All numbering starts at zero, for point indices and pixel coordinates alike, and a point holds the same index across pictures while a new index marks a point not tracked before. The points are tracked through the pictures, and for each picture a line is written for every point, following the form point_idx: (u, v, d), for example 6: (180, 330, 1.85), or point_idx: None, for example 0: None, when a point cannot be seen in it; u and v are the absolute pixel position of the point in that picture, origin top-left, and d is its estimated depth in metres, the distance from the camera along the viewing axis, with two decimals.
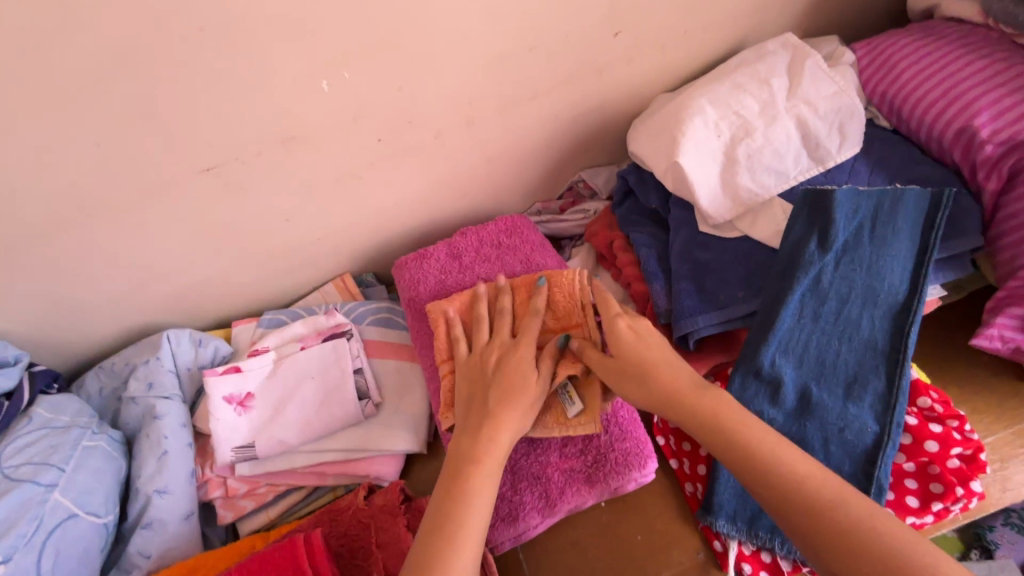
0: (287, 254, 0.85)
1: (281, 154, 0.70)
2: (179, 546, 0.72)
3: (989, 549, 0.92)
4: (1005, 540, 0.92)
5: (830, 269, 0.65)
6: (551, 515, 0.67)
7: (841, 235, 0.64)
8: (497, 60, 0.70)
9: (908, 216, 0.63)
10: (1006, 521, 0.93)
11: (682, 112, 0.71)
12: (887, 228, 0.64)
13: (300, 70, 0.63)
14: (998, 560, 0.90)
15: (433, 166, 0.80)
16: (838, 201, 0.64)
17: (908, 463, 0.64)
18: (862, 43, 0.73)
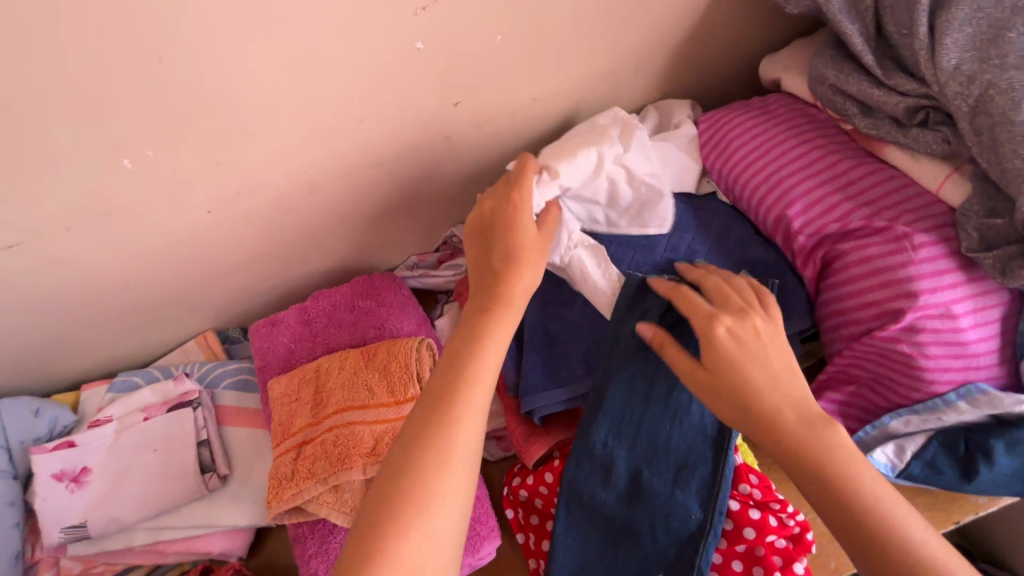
0: (133, 317, 0.81)
1: (96, 229, 0.66)
2: None
3: None
4: None
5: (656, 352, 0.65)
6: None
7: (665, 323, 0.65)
8: (327, 133, 0.67)
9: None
10: None
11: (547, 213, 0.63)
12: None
13: (94, 149, 0.58)
14: None
15: (280, 229, 0.77)
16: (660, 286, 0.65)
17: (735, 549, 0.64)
18: (705, 116, 0.73)
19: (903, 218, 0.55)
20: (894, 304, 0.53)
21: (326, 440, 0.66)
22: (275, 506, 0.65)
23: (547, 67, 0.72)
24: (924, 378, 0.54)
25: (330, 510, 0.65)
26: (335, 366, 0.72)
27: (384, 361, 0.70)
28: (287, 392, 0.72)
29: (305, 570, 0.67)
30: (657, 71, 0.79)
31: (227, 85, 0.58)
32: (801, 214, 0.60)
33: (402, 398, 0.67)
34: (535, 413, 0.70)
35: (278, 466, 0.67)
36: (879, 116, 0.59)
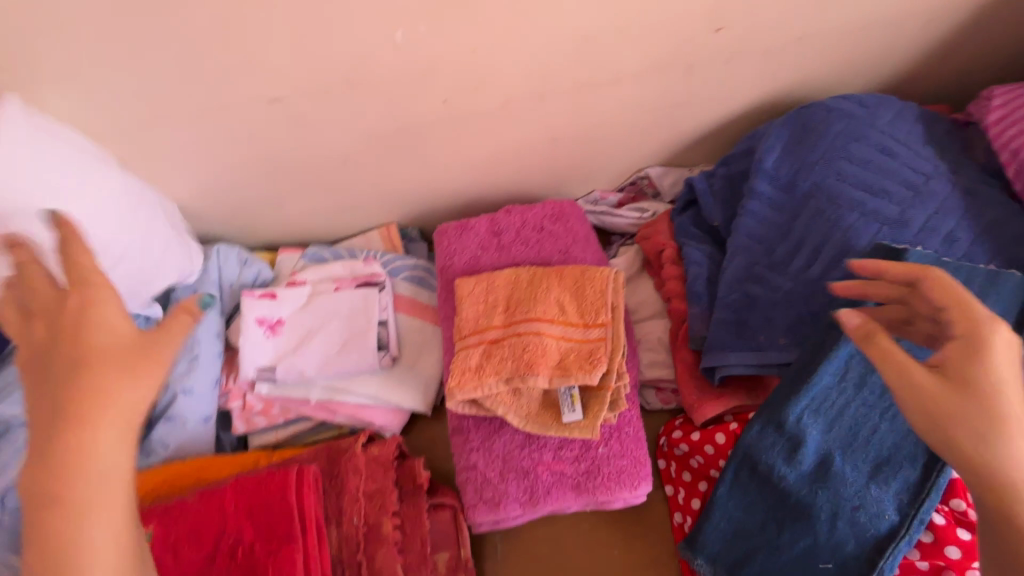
0: (338, 193, 0.86)
1: (344, 99, 0.69)
2: (194, 443, 0.79)
3: None
4: None
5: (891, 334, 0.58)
6: (523, 512, 0.66)
7: None
8: (582, 40, 0.64)
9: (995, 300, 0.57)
10: None
11: None
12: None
13: (375, 14, 0.60)
14: None
15: (495, 135, 0.77)
16: (910, 262, 0.56)
17: (923, 563, 0.58)
18: (1002, 90, 0.64)
19: None
20: None
21: (513, 343, 0.66)
22: (456, 393, 0.65)
23: (830, 4, 0.64)
24: None
25: (506, 410, 0.65)
26: (525, 280, 0.73)
27: (577, 281, 0.70)
28: (474, 293, 0.73)
29: (463, 459, 0.68)
30: (946, 30, 0.69)
31: None
32: None
33: (592, 322, 0.67)
34: (718, 372, 0.66)
35: (461, 357, 0.68)
36: None
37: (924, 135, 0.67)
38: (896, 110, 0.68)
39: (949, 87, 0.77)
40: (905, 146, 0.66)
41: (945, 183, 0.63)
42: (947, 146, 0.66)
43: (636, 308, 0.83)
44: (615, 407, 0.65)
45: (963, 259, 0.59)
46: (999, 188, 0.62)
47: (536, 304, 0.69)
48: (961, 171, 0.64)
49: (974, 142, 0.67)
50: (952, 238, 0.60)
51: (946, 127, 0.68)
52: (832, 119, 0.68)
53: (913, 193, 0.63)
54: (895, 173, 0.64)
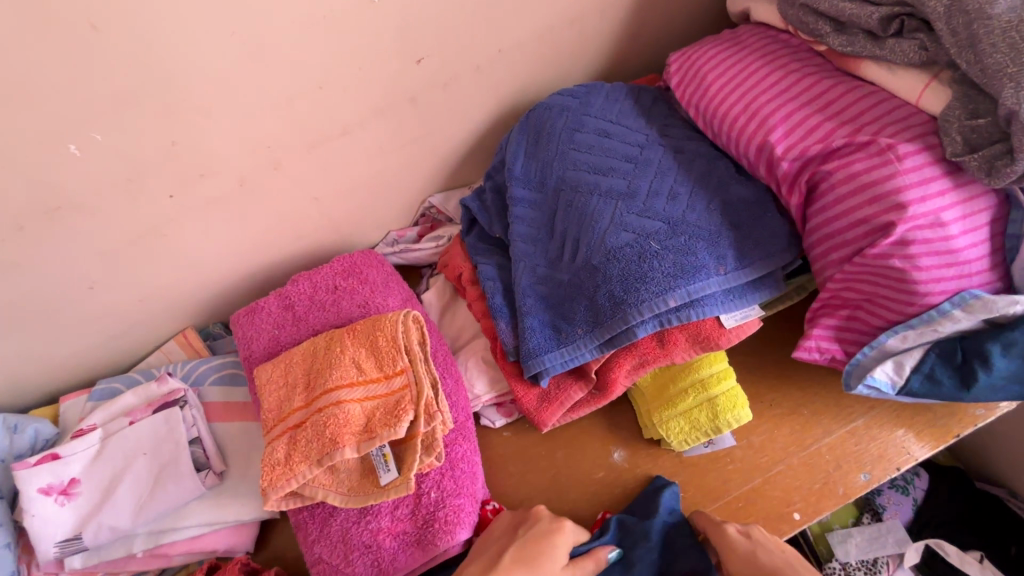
0: (105, 319, 0.77)
1: (51, 228, 0.62)
2: None
3: (878, 512, 0.94)
4: (891, 502, 0.94)
5: (650, 295, 0.63)
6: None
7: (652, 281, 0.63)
8: (287, 101, 0.64)
9: (716, 241, 0.64)
10: (891, 484, 0.96)
11: None
12: (695, 254, 0.63)
13: (36, 134, 0.54)
14: (885, 523, 0.92)
15: (250, 211, 0.73)
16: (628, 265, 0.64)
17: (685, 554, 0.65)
18: (677, 55, 0.71)
19: (887, 131, 0.54)
20: (883, 219, 0.52)
21: (316, 421, 0.63)
22: (271, 495, 0.61)
23: (511, 16, 0.69)
24: (917, 291, 0.53)
25: (326, 492, 0.63)
26: (322, 348, 0.69)
27: (370, 336, 0.67)
28: (274, 379, 0.69)
29: (309, 554, 0.65)
30: (623, 13, 0.77)
31: (174, 53, 0.55)
32: (784, 138, 0.58)
33: (392, 372, 0.65)
34: (541, 376, 0.68)
35: (272, 453, 0.63)
36: (851, 31, 0.58)
37: (633, 109, 0.74)
38: (604, 94, 0.75)
39: (654, 58, 0.87)
40: (618, 124, 0.72)
41: (656, 148, 0.70)
42: (653, 114, 0.74)
43: (457, 334, 0.83)
44: (430, 451, 0.63)
45: (688, 208, 0.66)
46: (701, 140, 0.71)
47: (334, 370, 0.66)
48: (668, 133, 0.72)
49: (673, 104, 0.75)
50: (674, 193, 0.67)
51: (651, 97, 0.76)
52: (556, 115, 0.73)
53: (634, 163, 0.69)
54: (616, 150, 0.70)
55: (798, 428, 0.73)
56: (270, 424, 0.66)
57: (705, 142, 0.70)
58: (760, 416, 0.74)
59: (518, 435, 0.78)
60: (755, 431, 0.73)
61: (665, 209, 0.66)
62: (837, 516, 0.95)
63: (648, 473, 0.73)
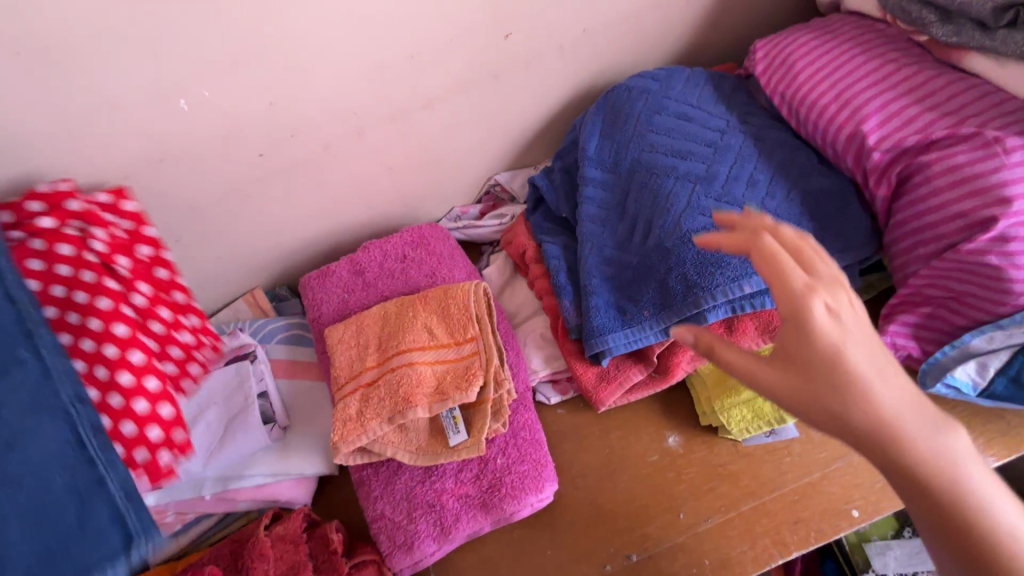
0: (185, 273, 0.81)
1: (152, 180, 0.65)
2: None
3: None
4: None
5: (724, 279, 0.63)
6: (431, 549, 0.65)
7: (727, 265, 0.63)
8: (378, 69, 0.66)
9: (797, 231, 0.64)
10: None
11: None
12: None
13: (150, 87, 0.57)
14: None
15: (329, 177, 0.76)
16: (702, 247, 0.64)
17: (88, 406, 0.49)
18: (762, 41, 0.70)
19: (992, 124, 0.52)
20: (984, 214, 0.51)
21: (389, 381, 0.65)
22: (342, 447, 0.63)
23: None
24: (1012, 289, 0.52)
25: (395, 450, 0.65)
26: (392, 312, 0.71)
27: (442, 304, 0.69)
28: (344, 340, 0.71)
29: (371, 510, 0.67)
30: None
31: (283, 14, 0.57)
32: (877, 128, 0.57)
33: (463, 339, 0.67)
34: (603, 355, 0.68)
35: (343, 409, 0.66)
36: (959, 21, 0.57)
37: (711, 95, 0.73)
38: (684, 79, 0.74)
39: (731, 48, 0.86)
40: (696, 109, 0.72)
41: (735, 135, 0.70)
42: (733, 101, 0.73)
43: (516, 311, 0.84)
44: (499, 416, 0.66)
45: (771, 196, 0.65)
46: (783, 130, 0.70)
47: (405, 334, 0.68)
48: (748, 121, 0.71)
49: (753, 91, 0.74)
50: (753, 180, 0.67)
51: (731, 84, 0.75)
52: (634, 96, 0.73)
53: (712, 149, 0.69)
54: (695, 135, 0.70)
55: None
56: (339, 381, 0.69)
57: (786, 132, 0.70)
58: None
59: (572, 413, 0.79)
60: (815, 427, 0.73)
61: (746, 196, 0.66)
62: (877, 527, 0.93)
63: (702, 459, 0.73)
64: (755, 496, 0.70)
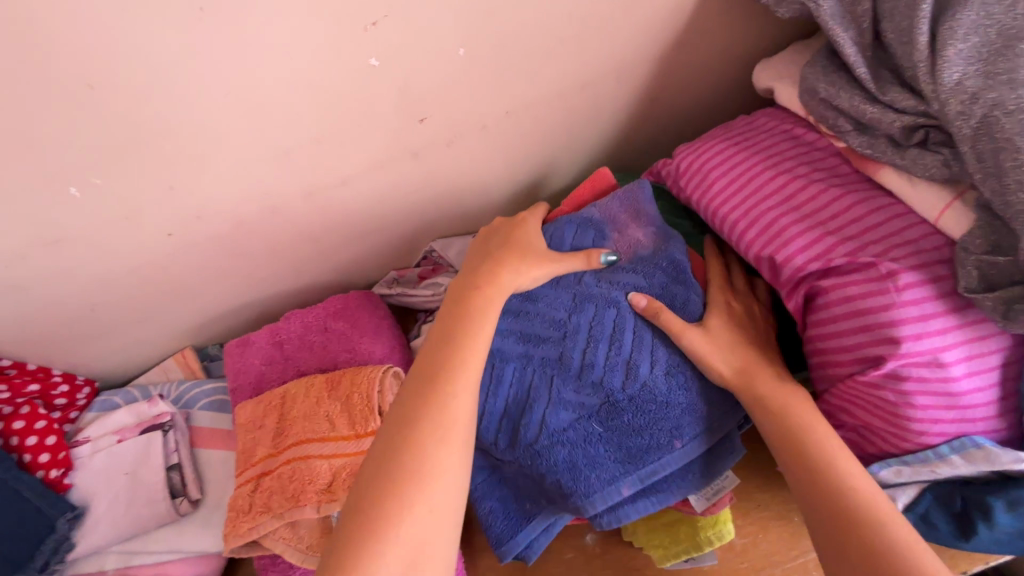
0: (106, 336, 0.80)
1: (55, 257, 0.65)
2: None
3: None
4: None
5: (619, 494, 0.61)
6: None
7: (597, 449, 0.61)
8: (283, 153, 0.64)
9: (698, 441, 0.62)
10: None
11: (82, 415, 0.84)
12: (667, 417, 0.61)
13: (38, 178, 0.57)
14: None
15: (248, 249, 0.75)
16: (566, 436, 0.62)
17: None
18: (684, 146, 0.70)
19: (891, 253, 0.50)
20: (873, 351, 0.49)
21: (283, 473, 0.64)
22: (232, 539, 0.63)
23: (520, 79, 0.67)
24: (913, 428, 0.50)
25: (285, 547, 0.63)
26: (298, 394, 0.69)
27: (347, 392, 0.67)
28: (250, 428, 0.69)
29: None
30: (641, 79, 0.73)
31: (169, 108, 0.55)
32: (781, 247, 0.56)
33: (364, 434, 0.64)
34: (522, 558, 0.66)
35: (238, 499, 0.64)
36: (874, 134, 0.54)
37: (540, 351, 0.63)
38: (499, 365, 0.64)
39: (674, 121, 0.83)
40: (534, 395, 0.63)
41: (593, 386, 0.62)
42: (574, 335, 0.62)
43: None
44: None
45: (663, 404, 0.61)
46: (636, 366, 0.61)
47: (309, 422, 0.66)
48: (641, 245, 0.66)
49: (633, 214, 0.67)
50: (651, 421, 0.61)
51: (597, 219, 0.67)
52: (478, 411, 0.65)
53: (582, 327, 0.63)
54: (551, 437, 0.61)
55: (784, 536, 0.68)
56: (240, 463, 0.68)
57: (678, 266, 0.65)
58: (746, 517, 0.70)
59: None
60: (737, 531, 0.69)
61: (638, 426, 0.61)
62: None
63: (618, 561, 0.70)
64: None
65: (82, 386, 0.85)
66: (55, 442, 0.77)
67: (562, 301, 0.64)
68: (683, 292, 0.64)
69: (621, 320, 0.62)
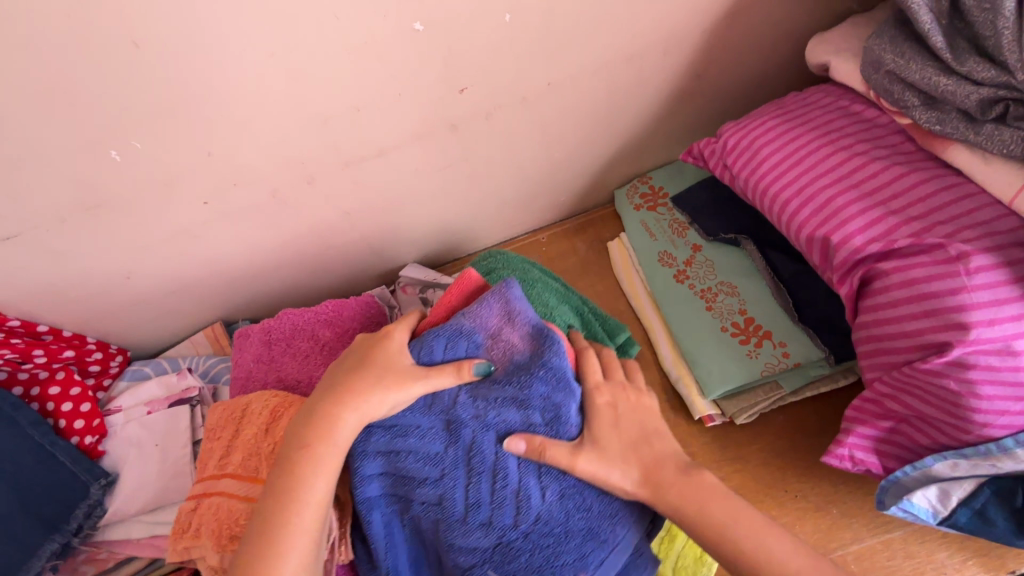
0: (140, 305, 0.80)
1: (92, 223, 0.65)
2: None
3: None
4: None
5: None
6: None
7: None
8: (321, 122, 0.63)
9: (610, 563, 0.51)
10: None
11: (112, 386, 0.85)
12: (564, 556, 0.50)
13: (79, 139, 0.56)
14: None
15: (281, 222, 0.74)
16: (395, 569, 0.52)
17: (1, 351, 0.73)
18: (731, 123, 0.67)
19: (960, 235, 0.48)
20: (938, 337, 0.47)
21: (218, 504, 0.57)
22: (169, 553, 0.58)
23: (563, 50, 0.64)
24: (974, 420, 0.47)
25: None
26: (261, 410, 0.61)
27: None
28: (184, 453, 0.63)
29: None
30: (686, 54, 0.71)
31: (210, 70, 0.54)
32: (837, 228, 0.54)
33: None
34: None
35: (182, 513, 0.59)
36: (943, 108, 0.51)
37: (419, 494, 0.52)
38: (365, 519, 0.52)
39: (717, 101, 0.80)
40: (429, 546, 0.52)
41: (482, 528, 0.50)
42: (453, 470, 0.51)
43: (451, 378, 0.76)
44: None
45: (583, 538, 0.51)
46: (521, 487, 0.51)
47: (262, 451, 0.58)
48: (516, 352, 0.56)
49: (505, 319, 0.57)
50: (551, 558, 0.50)
51: (469, 326, 0.56)
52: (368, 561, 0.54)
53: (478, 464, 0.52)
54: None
55: (822, 529, 0.66)
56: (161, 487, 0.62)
57: (557, 370, 0.55)
58: (782, 507, 0.68)
59: None
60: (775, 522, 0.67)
61: (538, 566, 0.50)
62: None
63: None
64: None
65: (115, 355, 0.86)
66: (90, 410, 0.79)
67: (421, 424, 0.53)
68: (559, 400, 0.53)
69: (501, 453, 0.52)
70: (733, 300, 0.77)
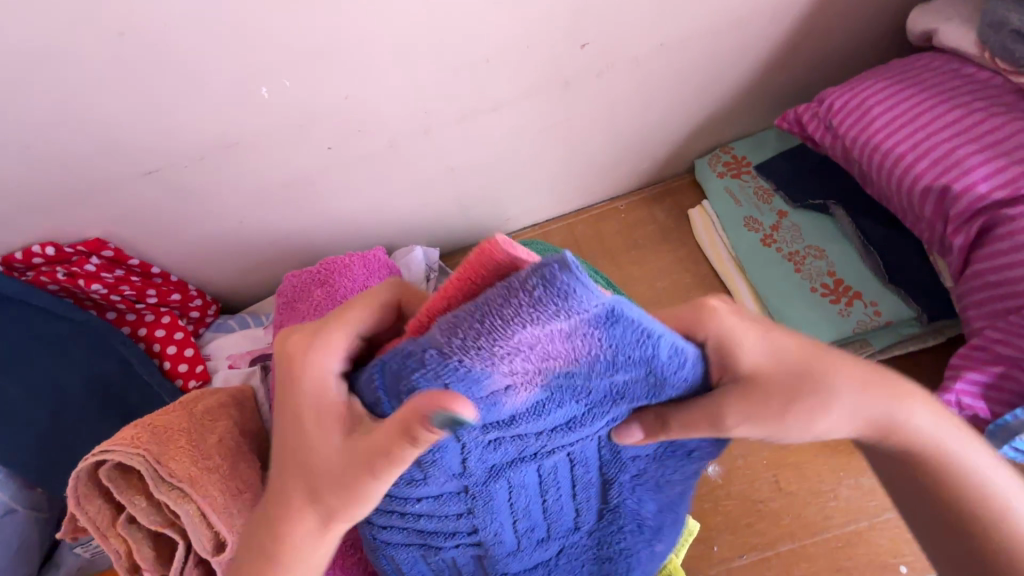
0: (244, 254, 0.83)
1: (224, 163, 0.68)
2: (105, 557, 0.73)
3: None
4: None
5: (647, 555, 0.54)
6: None
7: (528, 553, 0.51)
8: (451, 71, 0.66)
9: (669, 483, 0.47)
10: None
11: (203, 336, 0.87)
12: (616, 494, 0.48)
13: (234, 76, 0.59)
14: None
15: (391, 174, 0.77)
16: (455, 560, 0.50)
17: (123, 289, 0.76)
18: (835, 85, 0.69)
19: None
20: None
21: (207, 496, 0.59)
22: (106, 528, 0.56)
23: (682, 10, 0.67)
24: None
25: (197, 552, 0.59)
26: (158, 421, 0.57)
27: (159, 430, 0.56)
28: (152, 451, 0.54)
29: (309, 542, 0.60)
30: (791, 22, 0.73)
31: (366, 10, 0.57)
32: (959, 178, 0.57)
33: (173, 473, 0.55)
34: None
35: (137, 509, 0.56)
36: None
37: (418, 491, 0.42)
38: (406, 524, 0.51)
39: (808, 74, 0.83)
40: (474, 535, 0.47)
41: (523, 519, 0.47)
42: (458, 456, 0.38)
43: None
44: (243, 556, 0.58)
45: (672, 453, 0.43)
46: (607, 487, 0.47)
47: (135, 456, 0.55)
48: (524, 297, 0.27)
49: (527, 286, 0.27)
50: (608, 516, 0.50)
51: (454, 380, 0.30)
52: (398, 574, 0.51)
53: (495, 458, 0.40)
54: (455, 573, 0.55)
55: None
56: (121, 491, 0.55)
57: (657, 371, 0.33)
58: None
59: None
60: (866, 473, 0.70)
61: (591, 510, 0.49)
62: None
63: (741, 493, 0.72)
64: (796, 537, 0.68)
65: (211, 304, 0.88)
66: (193, 355, 0.82)
67: (444, 481, 0.40)
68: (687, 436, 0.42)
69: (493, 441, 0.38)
70: (822, 262, 0.80)
